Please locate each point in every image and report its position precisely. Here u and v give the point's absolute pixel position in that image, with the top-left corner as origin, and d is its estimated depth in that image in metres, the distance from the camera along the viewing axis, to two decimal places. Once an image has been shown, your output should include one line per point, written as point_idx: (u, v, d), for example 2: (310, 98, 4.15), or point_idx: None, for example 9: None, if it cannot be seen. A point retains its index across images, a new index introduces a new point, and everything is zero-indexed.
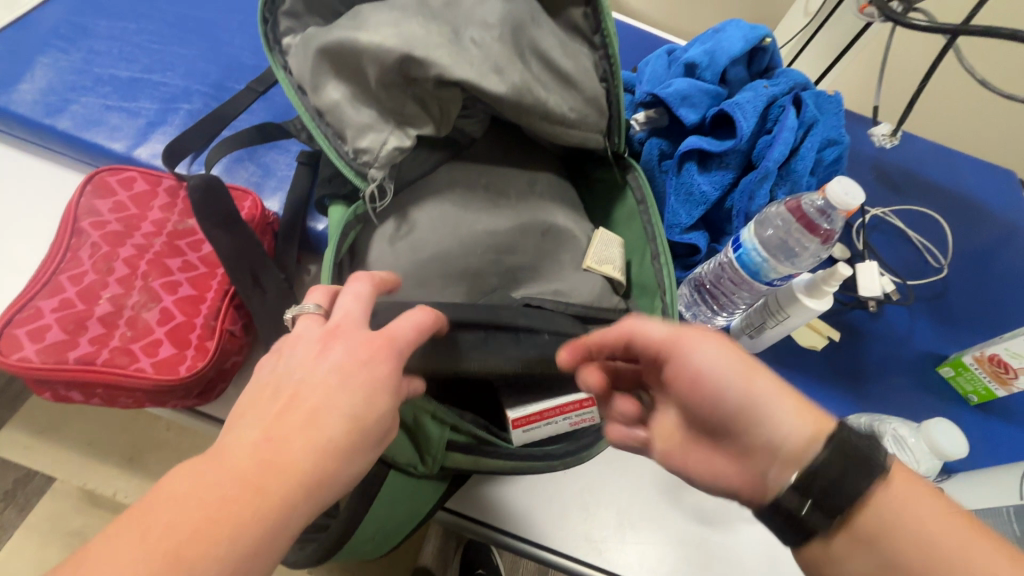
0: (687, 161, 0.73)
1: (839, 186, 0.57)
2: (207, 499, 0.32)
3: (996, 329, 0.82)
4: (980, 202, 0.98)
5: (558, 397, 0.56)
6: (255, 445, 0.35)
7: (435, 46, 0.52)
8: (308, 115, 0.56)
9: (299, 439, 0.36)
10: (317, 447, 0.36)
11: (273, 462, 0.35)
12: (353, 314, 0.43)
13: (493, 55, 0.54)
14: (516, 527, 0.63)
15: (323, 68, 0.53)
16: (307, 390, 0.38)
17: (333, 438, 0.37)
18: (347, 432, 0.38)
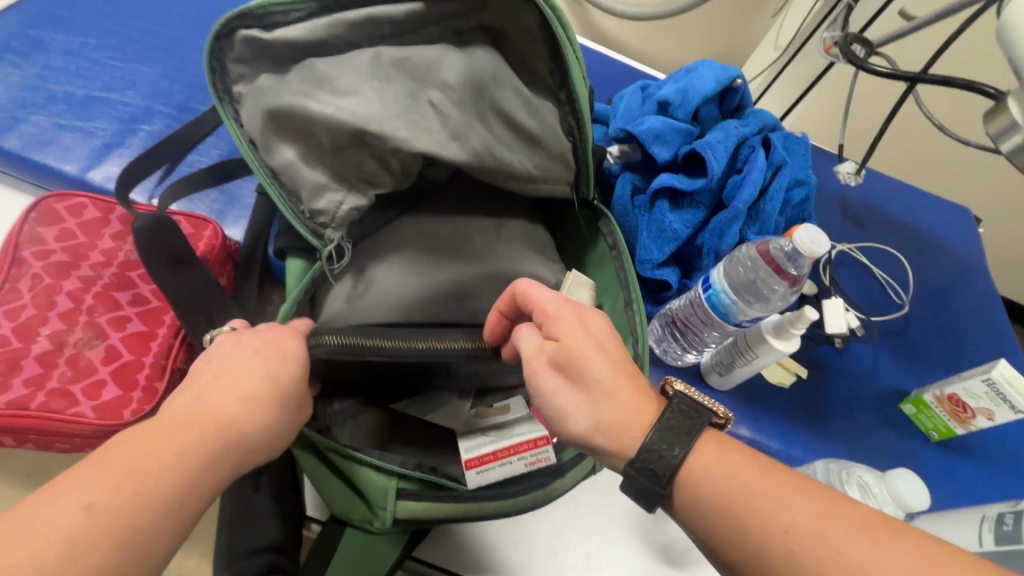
0: (659, 199, 0.73)
1: (805, 234, 0.58)
2: (158, 437, 0.37)
3: (954, 365, 0.84)
4: (939, 239, 1.01)
5: (511, 437, 0.54)
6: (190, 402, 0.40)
7: (392, 117, 0.52)
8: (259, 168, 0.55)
9: (225, 393, 0.41)
10: (242, 395, 0.42)
11: (205, 411, 0.40)
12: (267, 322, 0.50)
13: (453, 123, 0.54)
14: (482, 573, 0.61)
15: (273, 131, 0.53)
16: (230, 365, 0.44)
17: (255, 386, 0.43)
18: (267, 382, 0.44)
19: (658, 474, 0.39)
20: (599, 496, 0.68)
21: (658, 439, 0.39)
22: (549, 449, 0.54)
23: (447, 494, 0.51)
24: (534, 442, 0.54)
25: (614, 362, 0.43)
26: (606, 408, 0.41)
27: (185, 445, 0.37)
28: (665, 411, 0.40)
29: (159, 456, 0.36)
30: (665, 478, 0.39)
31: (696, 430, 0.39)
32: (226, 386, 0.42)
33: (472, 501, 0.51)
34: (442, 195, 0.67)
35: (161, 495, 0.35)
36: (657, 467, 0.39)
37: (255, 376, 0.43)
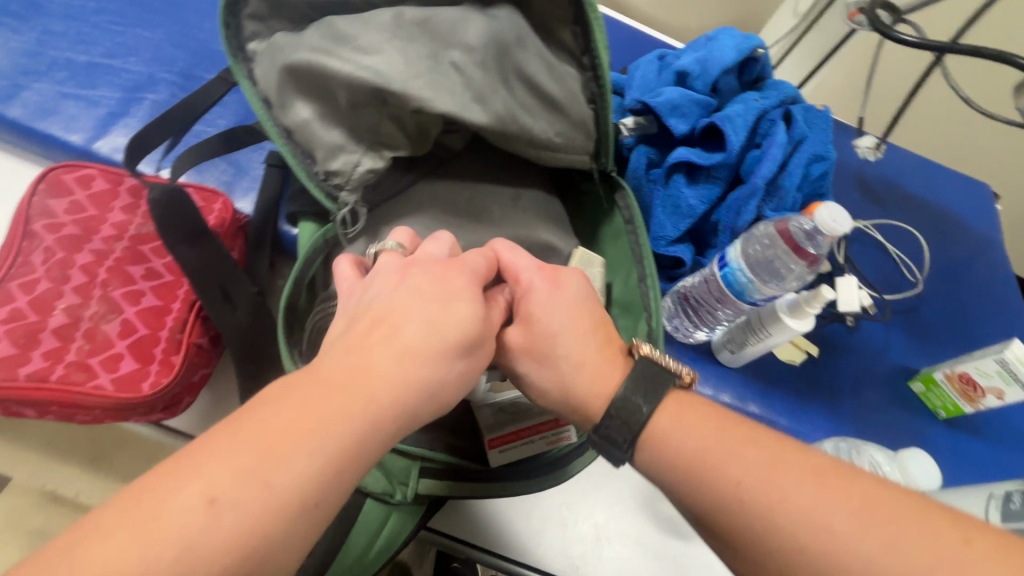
0: (675, 173, 0.72)
1: (827, 213, 0.57)
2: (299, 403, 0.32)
3: (965, 343, 0.84)
4: (957, 215, 0.99)
5: (534, 417, 0.55)
6: (341, 360, 0.35)
7: (414, 77, 0.51)
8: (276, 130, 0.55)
9: (379, 354, 0.36)
10: (395, 358, 0.36)
11: (355, 375, 0.34)
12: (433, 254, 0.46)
13: (475, 85, 0.52)
14: (493, 543, 0.62)
15: (290, 87, 0.52)
16: (386, 314, 0.39)
17: (410, 348, 0.37)
18: (422, 345, 0.37)
19: (618, 438, 0.42)
20: (610, 470, 0.69)
21: (620, 402, 0.42)
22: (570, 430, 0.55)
23: (471, 473, 0.52)
24: (555, 422, 0.55)
25: (583, 339, 0.45)
26: (572, 381, 0.44)
27: (329, 423, 0.32)
28: (631, 374, 0.43)
29: (303, 434, 0.31)
30: (625, 442, 0.42)
31: (657, 395, 0.42)
32: (384, 341, 0.37)
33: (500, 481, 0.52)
34: (451, 170, 0.65)
35: (295, 489, 0.30)
36: (618, 431, 0.42)
37: (417, 333, 0.38)
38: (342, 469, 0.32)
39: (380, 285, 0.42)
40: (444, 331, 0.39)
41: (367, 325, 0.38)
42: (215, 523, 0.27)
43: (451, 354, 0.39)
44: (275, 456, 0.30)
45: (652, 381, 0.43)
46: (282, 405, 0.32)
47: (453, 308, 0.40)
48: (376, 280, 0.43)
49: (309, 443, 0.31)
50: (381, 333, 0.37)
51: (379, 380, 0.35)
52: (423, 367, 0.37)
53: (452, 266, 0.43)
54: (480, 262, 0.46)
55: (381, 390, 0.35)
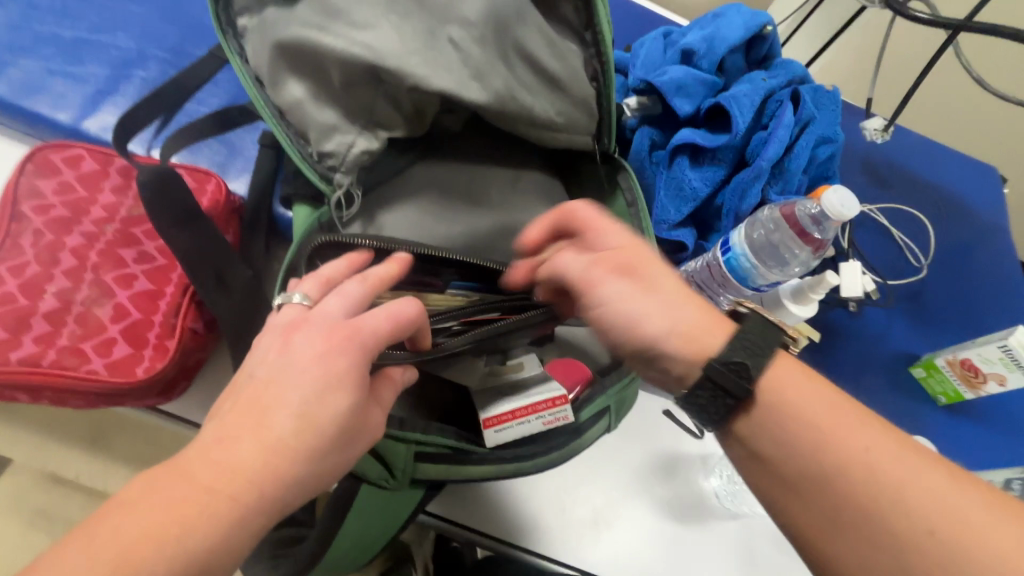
0: (679, 155, 0.71)
1: (835, 197, 0.56)
2: (161, 505, 0.33)
3: (969, 329, 0.83)
4: (964, 200, 0.98)
5: (531, 396, 0.53)
6: (205, 447, 0.36)
7: (411, 53, 0.49)
8: (268, 110, 0.53)
9: (248, 437, 0.36)
10: (263, 446, 0.36)
11: (224, 466, 0.35)
12: (330, 309, 0.42)
13: (474, 61, 0.51)
14: (491, 527, 0.63)
15: (281, 64, 0.50)
16: (264, 389, 0.38)
17: (282, 436, 0.37)
18: (298, 430, 0.37)
19: (725, 390, 0.40)
20: (608, 455, 0.68)
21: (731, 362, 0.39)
22: (567, 408, 0.54)
23: (468, 457, 0.51)
24: (553, 401, 0.53)
25: (664, 295, 0.42)
26: (660, 323, 0.42)
27: (191, 514, 0.34)
28: (742, 332, 0.41)
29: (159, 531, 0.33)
30: (733, 393, 0.40)
31: (768, 351, 0.40)
32: (256, 424, 0.37)
33: (506, 461, 0.52)
34: (449, 151, 0.63)
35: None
36: (726, 384, 0.39)
37: (288, 418, 0.37)
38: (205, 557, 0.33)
39: (264, 351, 0.41)
40: (314, 420, 0.37)
41: (240, 406, 0.38)
42: None
43: (321, 443, 0.38)
44: (127, 566, 0.31)
45: (761, 328, 0.41)
46: (131, 508, 0.33)
47: (331, 397, 0.38)
48: (263, 340, 0.42)
49: (166, 550, 0.32)
50: (256, 408, 0.37)
51: (244, 478, 0.35)
52: (294, 463, 0.37)
53: (344, 334, 0.40)
54: (382, 323, 0.42)
55: (243, 486, 0.35)
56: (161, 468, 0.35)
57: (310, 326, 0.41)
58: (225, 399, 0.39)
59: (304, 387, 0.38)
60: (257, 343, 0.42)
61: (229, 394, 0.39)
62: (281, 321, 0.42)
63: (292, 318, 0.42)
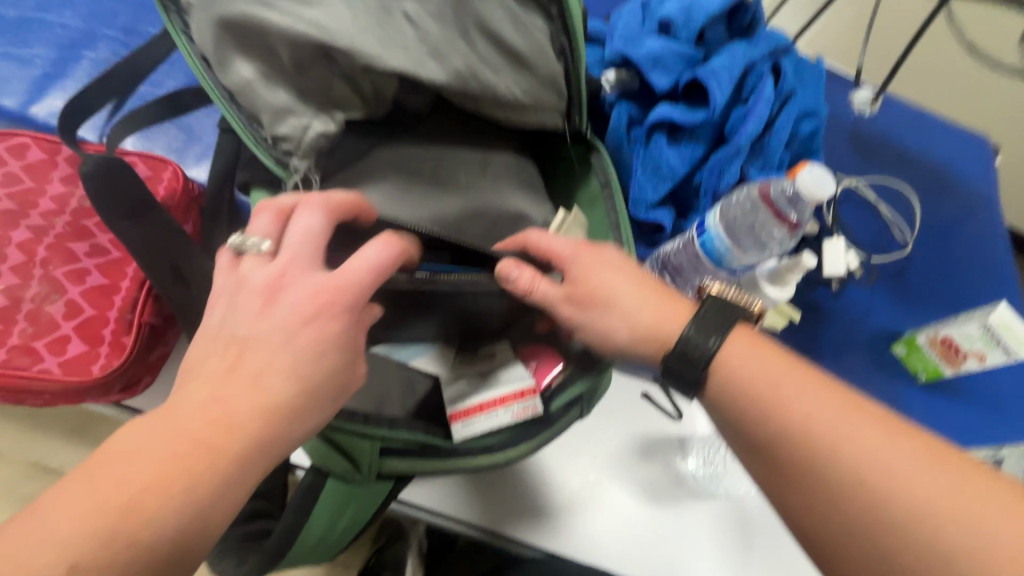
0: (656, 133, 0.68)
1: (811, 177, 0.54)
2: (161, 457, 0.34)
3: (953, 307, 0.82)
4: (953, 173, 0.95)
5: (497, 388, 0.53)
6: (202, 406, 0.36)
7: (363, 30, 0.46)
8: (218, 92, 0.51)
9: (245, 398, 0.37)
10: (260, 408, 0.37)
11: (221, 423, 0.36)
12: (298, 258, 0.42)
13: (431, 39, 0.48)
14: (469, 514, 0.63)
15: (227, 42, 0.47)
16: (253, 349, 0.39)
17: (279, 399, 0.38)
18: (295, 394, 0.38)
19: (693, 360, 0.44)
20: (585, 441, 0.68)
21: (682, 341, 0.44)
22: (535, 400, 0.53)
23: (437, 452, 0.52)
24: (522, 392, 0.53)
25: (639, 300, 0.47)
26: (636, 313, 0.46)
27: (184, 475, 0.34)
28: (699, 310, 0.45)
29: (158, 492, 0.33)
30: (699, 364, 0.44)
31: (727, 327, 0.44)
32: (252, 384, 0.38)
33: (474, 453, 0.52)
34: (415, 131, 0.60)
35: None
36: (691, 353, 0.44)
37: (285, 381, 0.38)
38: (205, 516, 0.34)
39: (242, 315, 0.40)
40: (311, 381, 0.39)
41: (231, 365, 0.38)
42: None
43: (324, 395, 0.40)
44: (134, 516, 0.32)
45: (721, 308, 0.45)
46: (134, 463, 0.34)
47: (326, 358, 0.40)
48: (244, 297, 0.41)
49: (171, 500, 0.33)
50: (251, 366, 0.38)
51: (243, 439, 0.36)
52: (289, 423, 0.38)
53: (324, 298, 0.41)
54: (364, 278, 0.42)
55: (240, 444, 0.36)
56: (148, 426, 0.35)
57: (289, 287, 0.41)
58: (212, 358, 0.39)
59: (299, 347, 0.39)
60: (236, 297, 0.41)
61: (212, 352, 0.39)
62: (254, 283, 0.41)
63: (267, 280, 0.41)
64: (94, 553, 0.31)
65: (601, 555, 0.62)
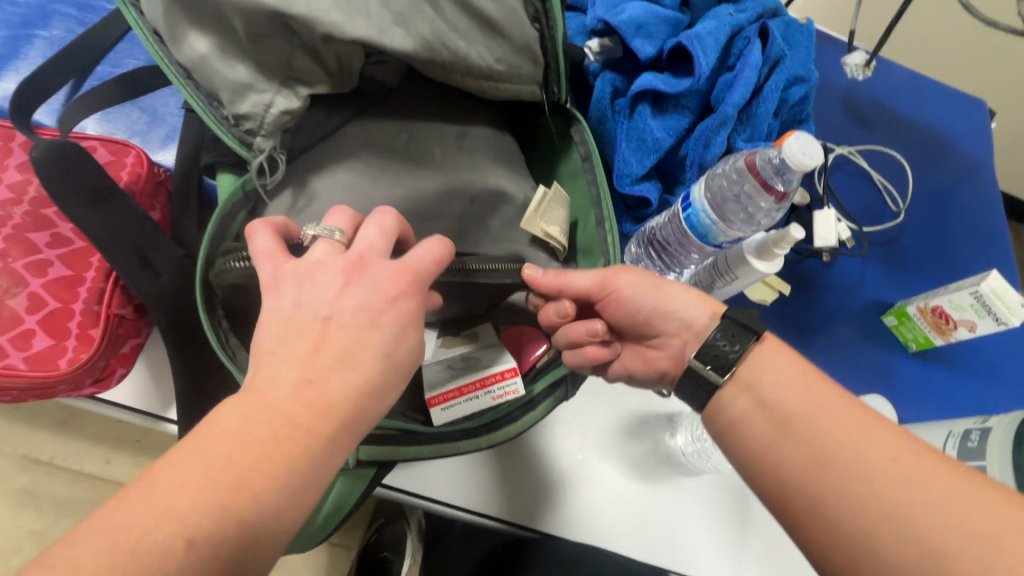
0: (641, 103, 0.66)
1: (797, 144, 0.52)
2: (259, 437, 0.32)
3: (945, 275, 0.81)
4: (947, 137, 0.93)
5: (479, 371, 0.52)
6: (295, 387, 0.34)
7: None
8: (173, 68, 0.48)
9: (339, 379, 0.35)
10: (356, 388, 0.36)
11: (316, 403, 0.34)
12: (376, 246, 0.40)
13: (394, 5, 0.46)
14: (456, 496, 0.62)
15: (178, 14, 0.44)
16: (338, 329, 0.36)
17: (370, 377, 0.37)
18: (382, 371, 0.37)
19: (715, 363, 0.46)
20: (574, 420, 0.68)
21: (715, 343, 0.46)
22: (517, 381, 0.52)
23: (417, 437, 0.50)
24: (502, 374, 0.52)
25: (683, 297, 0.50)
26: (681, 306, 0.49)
27: (275, 460, 0.32)
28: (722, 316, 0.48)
29: (260, 475, 0.31)
30: (722, 367, 0.45)
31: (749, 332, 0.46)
32: (343, 368, 0.36)
33: (457, 438, 0.51)
34: (386, 106, 0.58)
35: None
36: (714, 356, 0.46)
37: (374, 360, 0.37)
38: (301, 493, 0.33)
39: (321, 292, 0.37)
40: (398, 362, 0.38)
41: (320, 344, 0.36)
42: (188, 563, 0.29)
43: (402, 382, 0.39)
44: (241, 492, 0.31)
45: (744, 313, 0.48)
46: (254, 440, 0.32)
47: (409, 338, 0.39)
48: (319, 278, 0.38)
49: (267, 482, 0.32)
50: (346, 350, 0.36)
51: (335, 418, 0.35)
52: (376, 400, 0.37)
53: (407, 279, 0.40)
54: (433, 268, 0.41)
55: (333, 426, 0.35)
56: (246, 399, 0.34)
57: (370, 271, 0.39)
58: (291, 340, 0.36)
59: (385, 328, 0.38)
60: (307, 279, 0.38)
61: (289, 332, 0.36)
62: (332, 261, 0.39)
63: (340, 263, 0.39)
64: (210, 528, 0.29)
65: (591, 532, 0.62)
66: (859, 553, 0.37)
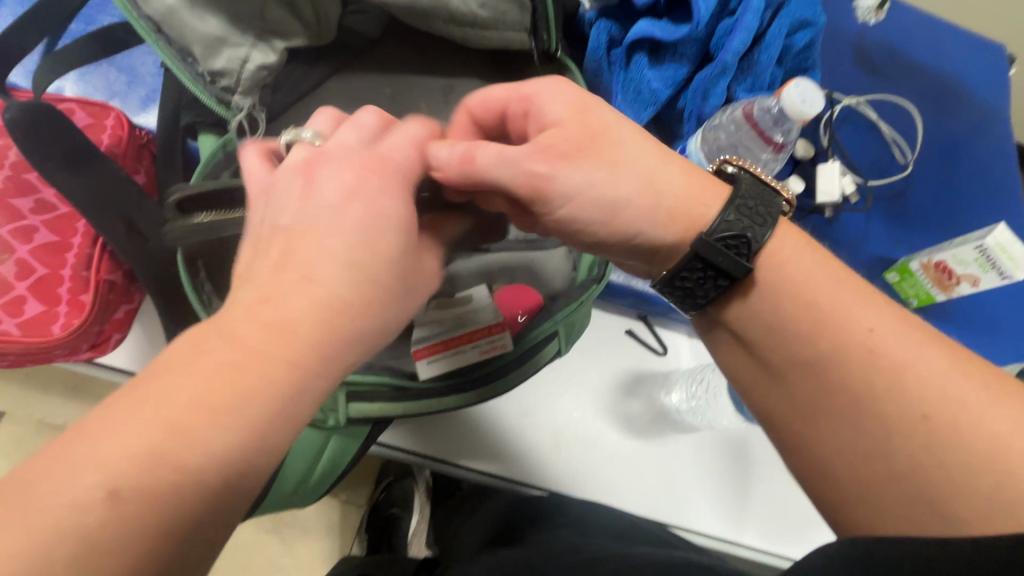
0: (637, 52, 0.63)
1: (796, 93, 0.50)
2: (207, 367, 0.27)
3: (951, 230, 0.79)
4: (958, 84, 0.89)
5: (465, 326, 0.53)
6: (252, 313, 0.29)
7: None
8: (139, 19, 0.44)
9: (296, 295, 0.30)
10: (318, 305, 0.30)
11: (275, 325, 0.29)
12: (344, 140, 0.36)
13: None
14: (455, 455, 0.63)
15: None
16: (296, 236, 0.32)
17: (335, 292, 0.31)
18: (350, 280, 0.31)
19: (737, 251, 0.37)
20: (570, 378, 0.68)
21: (724, 226, 0.37)
22: (504, 337, 0.53)
23: (408, 393, 0.51)
24: (490, 329, 0.53)
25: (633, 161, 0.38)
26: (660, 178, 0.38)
27: (230, 389, 0.27)
28: (741, 197, 0.38)
29: (212, 408, 0.26)
30: (747, 253, 0.37)
31: (772, 212, 0.38)
32: (303, 280, 0.31)
33: (450, 391, 0.52)
34: (369, 60, 0.56)
35: None
36: (738, 243, 0.37)
37: (337, 265, 0.31)
38: (263, 434, 0.27)
39: (284, 200, 0.34)
40: (369, 268, 0.32)
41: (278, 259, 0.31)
42: (120, 511, 0.24)
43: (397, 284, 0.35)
44: (182, 433, 0.25)
45: (758, 187, 0.39)
46: (210, 372, 0.27)
47: (380, 244, 0.33)
48: (281, 183, 0.35)
49: (213, 421, 0.26)
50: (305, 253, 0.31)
51: (299, 340, 0.29)
52: (349, 318, 0.31)
53: (375, 165, 0.35)
54: (408, 152, 0.37)
55: (297, 347, 0.29)
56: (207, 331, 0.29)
57: (339, 163, 0.34)
58: (256, 257, 0.33)
59: (348, 229, 0.32)
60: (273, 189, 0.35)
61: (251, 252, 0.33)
62: (295, 161, 0.36)
63: (297, 175, 0.35)
64: (140, 475, 0.24)
65: (585, 486, 0.64)
66: (843, 516, 0.37)
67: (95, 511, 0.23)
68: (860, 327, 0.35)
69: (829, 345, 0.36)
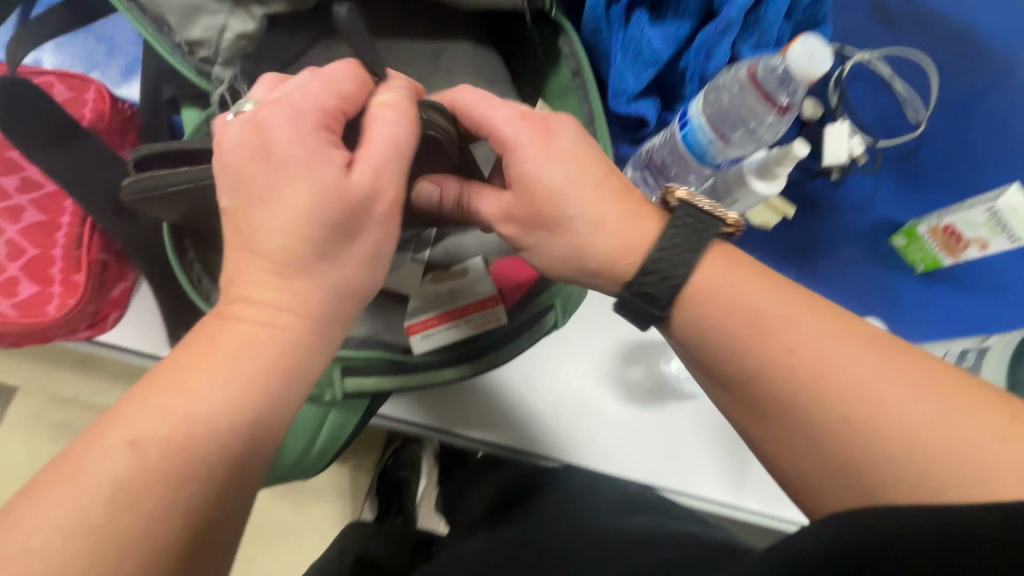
0: (637, 9, 0.60)
1: (803, 50, 0.47)
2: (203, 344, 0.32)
3: (964, 191, 0.76)
4: (981, 33, 0.83)
5: (459, 300, 0.53)
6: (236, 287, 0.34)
7: None
8: None
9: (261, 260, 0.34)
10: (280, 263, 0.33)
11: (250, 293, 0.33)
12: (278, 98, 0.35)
13: None
14: (457, 425, 0.64)
15: None
16: (247, 209, 0.34)
17: (290, 250, 0.34)
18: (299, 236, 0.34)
19: (659, 298, 0.39)
20: (569, 349, 0.68)
21: (644, 274, 0.39)
22: (498, 311, 0.53)
23: (401, 367, 0.51)
24: (484, 303, 0.53)
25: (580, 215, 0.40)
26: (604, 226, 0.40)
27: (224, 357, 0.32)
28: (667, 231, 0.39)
29: (206, 370, 0.31)
30: (665, 300, 0.39)
31: (702, 244, 0.39)
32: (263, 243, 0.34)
33: (443, 365, 0.52)
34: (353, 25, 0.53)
35: None
36: (657, 290, 0.39)
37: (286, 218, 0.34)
38: (259, 388, 0.32)
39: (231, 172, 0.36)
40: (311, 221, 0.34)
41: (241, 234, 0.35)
42: (141, 459, 0.28)
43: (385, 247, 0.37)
44: (181, 389, 0.30)
45: (694, 221, 0.39)
46: (220, 359, 0.31)
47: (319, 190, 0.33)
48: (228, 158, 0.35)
49: (210, 380, 0.31)
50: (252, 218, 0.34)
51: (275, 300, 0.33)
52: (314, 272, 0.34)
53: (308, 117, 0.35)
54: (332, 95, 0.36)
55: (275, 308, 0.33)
56: (218, 323, 0.33)
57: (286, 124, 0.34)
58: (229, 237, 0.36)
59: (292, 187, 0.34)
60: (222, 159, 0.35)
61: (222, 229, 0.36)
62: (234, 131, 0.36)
63: (246, 132, 0.34)
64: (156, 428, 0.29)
65: (584, 453, 0.64)
66: None
67: (120, 459, 0.28)
68: (782, 345, 0.36)
69: (755, 365, 0.37)
